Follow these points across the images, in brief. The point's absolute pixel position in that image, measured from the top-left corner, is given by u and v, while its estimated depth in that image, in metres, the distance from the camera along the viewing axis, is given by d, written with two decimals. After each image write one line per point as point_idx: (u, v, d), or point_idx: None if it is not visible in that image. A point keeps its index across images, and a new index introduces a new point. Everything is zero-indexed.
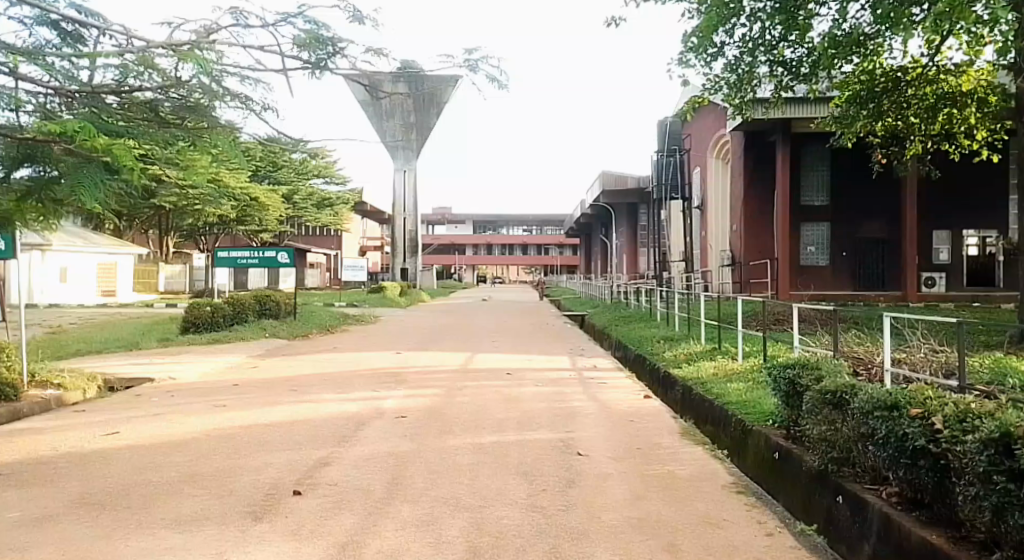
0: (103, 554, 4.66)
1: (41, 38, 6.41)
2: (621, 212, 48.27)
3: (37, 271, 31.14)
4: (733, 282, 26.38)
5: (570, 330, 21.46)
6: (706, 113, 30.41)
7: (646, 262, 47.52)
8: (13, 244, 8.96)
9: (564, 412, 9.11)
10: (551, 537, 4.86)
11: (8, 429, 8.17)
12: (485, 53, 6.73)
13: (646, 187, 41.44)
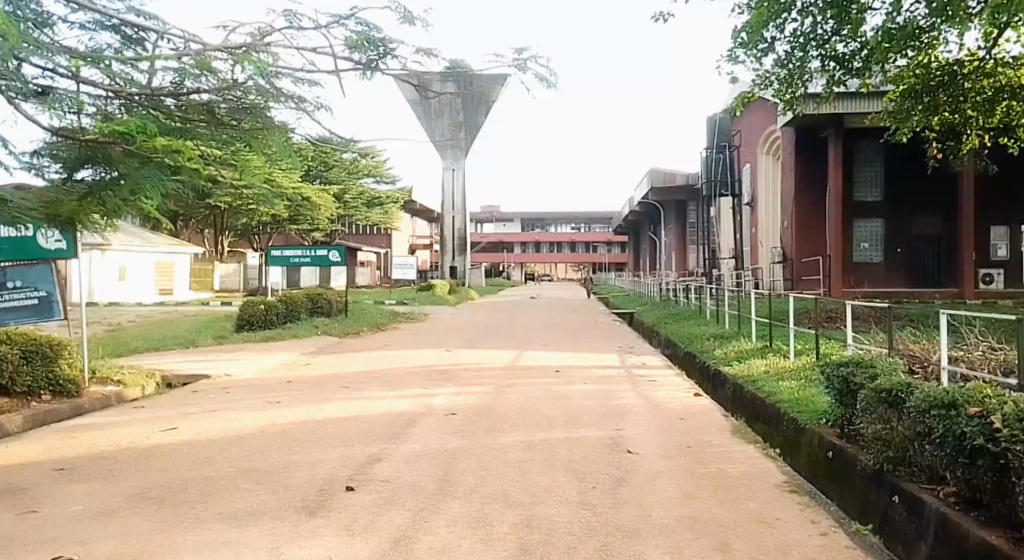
0: (164, 547, 4.81)
1: (103, 42, 6.57)
2: (670, 209, 47.94)
3: (97, 270, 32.10)
4: (784, 279, 25.94)
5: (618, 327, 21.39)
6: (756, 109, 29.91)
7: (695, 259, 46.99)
8: (74, 245, 9.25)
9: (614, 410, 9.10)
10: (601, 535, 4.86)
11: (73, 425, 8.46)
12: (534, 53, 6.72)
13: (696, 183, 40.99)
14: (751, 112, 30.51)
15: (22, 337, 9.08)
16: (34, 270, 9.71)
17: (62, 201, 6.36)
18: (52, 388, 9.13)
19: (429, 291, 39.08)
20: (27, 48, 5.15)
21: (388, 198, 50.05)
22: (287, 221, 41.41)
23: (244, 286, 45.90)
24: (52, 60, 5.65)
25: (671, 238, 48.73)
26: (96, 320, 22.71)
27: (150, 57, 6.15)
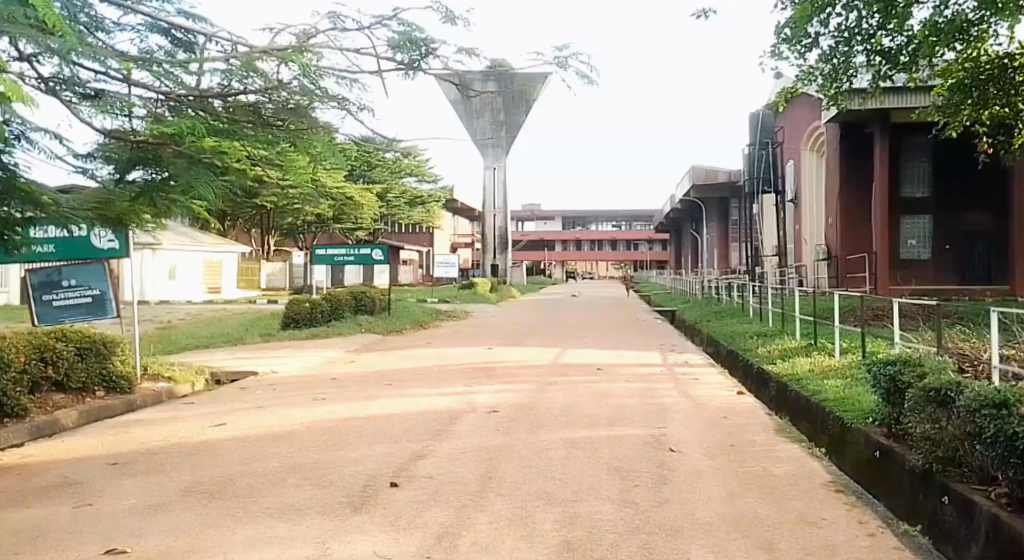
0: (214, 541, 4.94)
1: (154, 44, 6.68)
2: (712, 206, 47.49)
3: (149, 269, 32.86)
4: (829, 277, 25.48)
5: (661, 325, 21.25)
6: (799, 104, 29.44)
7: (739, 257, 46.50)
8: (127, 245, 9.49)
9: (656, 408, 9.09)
10: (643, 534, 4.86)
11: (126, 421, 8.70)
12: (575, 50, 6.74)
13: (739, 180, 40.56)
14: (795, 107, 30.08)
15: (77, 334, 9.31)
16: (88, 269, 9.97)
17: (115, 200, 6.50)
18: (105, 385, 9.43)
19: (470, 288, 39.26)
20: (85, 52, 5.28)
21: (430, 197, 50.42)
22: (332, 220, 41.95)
23: (290, 285, 46.58)
24: (106, 64, 5.77)
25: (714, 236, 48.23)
26: (148, 318, 23.28)
27: (200, 60, 6.26)
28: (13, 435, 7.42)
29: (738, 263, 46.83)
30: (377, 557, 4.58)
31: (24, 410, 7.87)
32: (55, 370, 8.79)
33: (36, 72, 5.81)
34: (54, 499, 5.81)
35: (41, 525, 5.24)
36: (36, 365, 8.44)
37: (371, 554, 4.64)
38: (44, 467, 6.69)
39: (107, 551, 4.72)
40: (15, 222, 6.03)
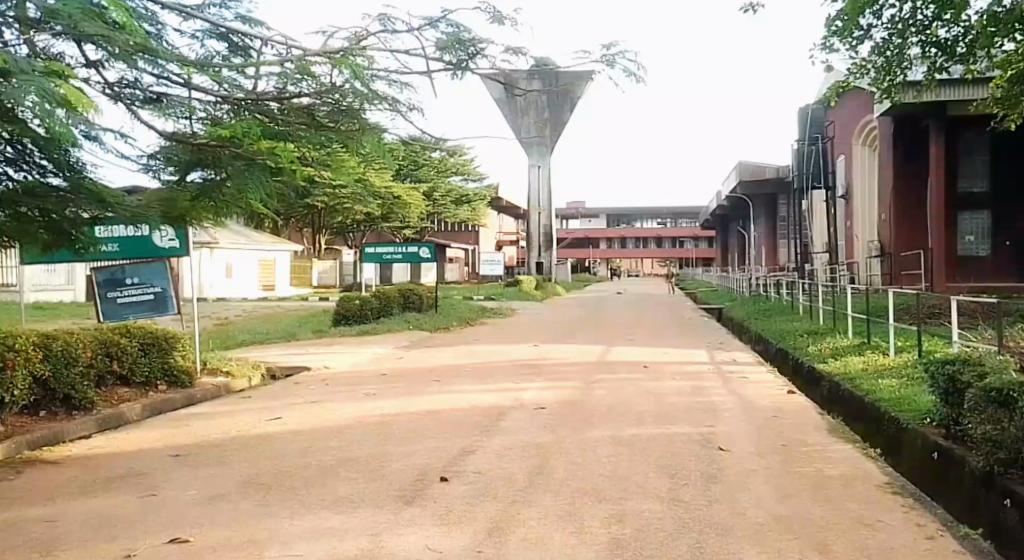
0: (272, 531, 5.09)
1: (212, 49, 6.84)
2: (760, 202, 46.90)
3: (206, 268, 33.68)
4: (882, 274, 24.99)
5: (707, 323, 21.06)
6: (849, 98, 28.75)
7: (788, 254, 45.82)
8: (187, 244, 9.76)
9: (706, 406, 9.07)
10: (693, 533, 4.88)
11: (186, 414, 8.96)
12: (622, 48, 6.73)
13: (788, 176, 40.01)
14: (844, 101, 29.43)
15: (140, 330, 9.64)
16: (149, 267, 10.26)
17: (176, 200, 6.71)
18: (167, 379, 9.72)
19: (515, 286, 39.38)
20: (151, 57, 5.44)
21: (476, 196, 50.68)
22: (381, 218, 42.42)
23: (340, 283, 47.21)
24: (168, 68, 5.94)
25: (762, 232, 47.58)
26: (205, 315, 23.83)
27: (256, 63, 6.40)
28: (81, 427, 7.71)
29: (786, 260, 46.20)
30: (430, 549, 4.68)
31: (91, 403, 8.17)
32: (119, 365, 9.09)
33: (104, 78, 6.01)
34: (119, 488, 6.03)
35: (107, 513, 5.44)
36: (101, 359, 8.74)
37: (424, 547, 4.74)
38: (110, 459, 6.94)
39: (171, 540, 4.89)
40: (84, 223, 6.23)
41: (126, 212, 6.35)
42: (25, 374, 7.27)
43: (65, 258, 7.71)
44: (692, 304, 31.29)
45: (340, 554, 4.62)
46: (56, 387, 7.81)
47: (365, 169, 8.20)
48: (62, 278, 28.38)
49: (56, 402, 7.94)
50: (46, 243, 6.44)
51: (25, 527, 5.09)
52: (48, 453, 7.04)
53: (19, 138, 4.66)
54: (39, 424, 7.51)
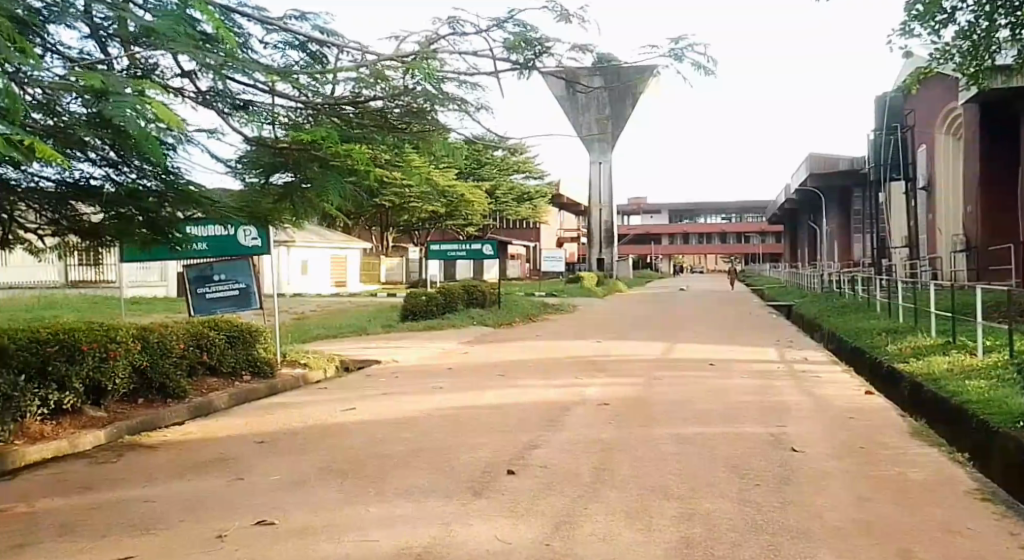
0: (348, 517, 5.24)
1: (292, 59, 7.02)
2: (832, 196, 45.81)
3: (285, 266, 34.60)
4: (969, 269, 24.30)
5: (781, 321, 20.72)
6: (930, 84, 27.96)
7: (862, 250, 44.77)
8: (266, 242, 9.98)
9: (775, 406, 8.99)
10: (766, 534, 4.86)
11: (267, 403, 9.25)
12: (691, 41, 6.62)
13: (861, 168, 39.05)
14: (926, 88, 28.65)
15: (226, 323, 9.99)
16: (235, 264, 10.62)
17: (259, 202, 6.98)
18: (252, 369, 10.05)
19: (577, 282, 39.28)
20: (239, 69, 5.62)
21: (537, 193, 50.74)
22: (447, 215, 42.82)
23: (406, 279, 47.82)
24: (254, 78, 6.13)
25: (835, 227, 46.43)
26: (281, 309, 24.52)
27: (333, 70, 6.52)
28: (175, 414, 8.10)
29: (860, 256, 45.13)
30: (499, 541, 4.76)
31: (183, 391, 8.56)
32: (209, 356, 9.45)
33: (196, 86, 6.25)
34: (205, 472, 6.28)
35: (192, 496, 5.67)
36: (191, 350, 9.10)
37: (493, 538, 4.82)
38: (196, 445, 7.23)
39: (258, 522, 5.08)
40: (176, 223, 6.52)
41: (214, 211, 6.62)
42: (125, 362, 7.78)
43: (162, 255, 7.98)
44: (758, 304, 28.48)
45: (411, 541, 4.73)
46: (152, 375, 8.25)
47: (432, 168, 8.34)
48: (155, 274, 29.31)
49: (152, 390, 8.36)
50: (142, 241, 6.77)
51: (116, 509, 5.35)
52: (145, 438, 7.41)
53: (122, 147, 4.91)
54: (137, 410, 7.94)
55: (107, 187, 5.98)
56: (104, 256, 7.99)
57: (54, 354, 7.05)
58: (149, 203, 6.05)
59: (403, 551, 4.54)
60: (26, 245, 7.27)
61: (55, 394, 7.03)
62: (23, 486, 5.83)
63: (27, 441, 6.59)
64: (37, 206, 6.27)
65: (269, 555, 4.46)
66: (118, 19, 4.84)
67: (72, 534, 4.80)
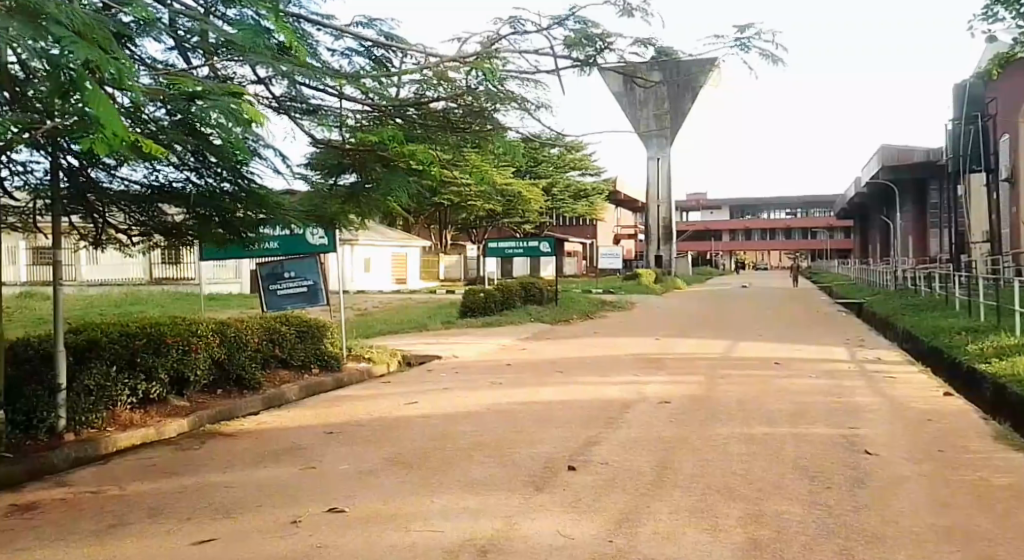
0: (413, 507, 5.22)
1: (357, 65, 7.05)
2: (907, 191, 44.38)
3: (349, 263, 35.08)
4: None
5: (851, 319, 20.18)
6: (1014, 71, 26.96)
7: (938, 245, 43.32)
8: (332, 241, 10.08)
9: (845, 407, 8.72)
10: (839, 538, 4.69)
11: (334, 395, 9.37)
12: (758, 29, 6.43)
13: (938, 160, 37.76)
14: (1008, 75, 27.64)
15: (296, 318, 10.16)
16: (303, 263, 10.77)
17: (327, 204, 7.04)
18: (320, 363, 10.19)
19: (635, 279, 38.92)
20: (309, 75, 5.68)
21: (594, 190, 50.54)
22: (505, 213, 42.88)
23: (465, 276, 48.02)
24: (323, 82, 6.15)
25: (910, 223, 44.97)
26: (347, 305, 24.84)
27: (398, 72, 6.54)
28: (250, 404, 8.27)
29: (936, 252, 43.79)
30: (561, 536, 4.68)
31: (257, 382, 8.75)
32: (280, 349, 9.62)
33: (270, 92, 6.38)
34: (278, 461, 6.37)
35: (258, 482, 5.73)
36: (265, 344, 9.31)
37: (555, 532, 4.75)
38: (264, 434, 7.34)
39: (329, 509, 5.09)
40: (251, 224, 6.68)
41: (284, 213, 6.70)
42: (206, 355, 8.08)
43: (237, 254, 8.16)
44: (816, 304, 26.06)
45: (473, 533, 4.69)
46: (230, 367, 8.46)
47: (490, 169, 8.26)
48: (229, 272, 29.92)
49: (229, 381, 8.57)
50: (220, 240, 6.93)
51: (187, 493, 5.44)
52: (224, 427, 7.58)
53: (201, 148, 5.04)
54: (216, 400, 8.16)
55: (189, 189, 6.18)
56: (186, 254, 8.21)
57: (142, 346, 7.30)
58: (226, 203, 6.24)
59: (467, 543, 4.49)
60: (118, 245, 7.46)
61: (143, 384, 7.28)
62: (110, 470, 6.00)
63: (117, 428, 6.81)
64: (126, 209, 6.48)
65: (336, 541, 4.47)
66: (200, 31, 5.05)
67: (150, 517, 4.90)
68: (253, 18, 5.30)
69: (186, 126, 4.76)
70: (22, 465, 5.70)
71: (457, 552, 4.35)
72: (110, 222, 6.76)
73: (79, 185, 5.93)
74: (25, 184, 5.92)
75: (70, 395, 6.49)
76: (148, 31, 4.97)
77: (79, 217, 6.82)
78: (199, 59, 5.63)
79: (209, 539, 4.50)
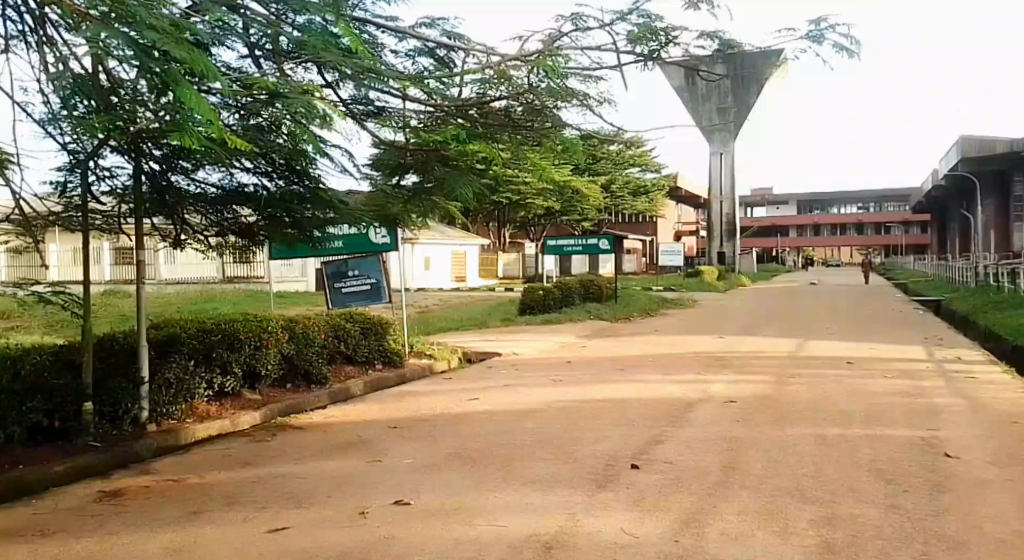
0: (476, 502, 5.19)
1: (421, 66, 7.07)
2: (987, 182, 42.66)
3: (410, 262, 35.38)
4: None
5: (929, 317, 19.42)
6: None
7: None
8: (396, 239, 10.16)
9: (921, 408, 8.40)
10: (918, 543, 4.50)
11: (398, 391, 9.44)
12: (833, 22, 6.21)
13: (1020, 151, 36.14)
14: None
15: (360, 315, 10.26)
16: (367, 260, 10.87)
17: (389, 204, 7.08)
18: (383, 359, 10.26)
19: (698, 277, 38.35)
20: (376, 76, 5.73)
21: (654, 187, 50.07)
22: (565, 210, 42.75)
23: (524, 274, 48.01)
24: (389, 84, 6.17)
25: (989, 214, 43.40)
26: (409, 303, 25.09)
27: (460, 72, 6.51)
28: (317, 399, 8.39)
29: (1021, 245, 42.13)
30: (627, 534, 4.59)
31: (324, 377, 8.87)
32: (345, 346, 9.75)
33: (337, 95, 6.44)
34: (345, 454, 6.42)
35: (327, 474, 5.79)
36: (330, 340, 9.44)
37: (620, 531, 4.67)
38: (333, 428, 7.42)
39: (396, 501, 5.10)
40: (318, 224, 6.76)
41: (350, 214, 6.77)
42: (276, 350, 8.22)
43: (304, 252, 8.28)
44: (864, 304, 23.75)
45: (537, 530, 4.63)
46: (299, 362, 8.59)
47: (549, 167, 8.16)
48: (296, 270, 30.50)
49: (297, 376, 8.70)
50: (289, 241, 7.04)
51: (259, 482, 5.52)
52: (293, 420, 7.69)
53: (273, 148, 5.14)
54: (286, 394, 8.29)
55: (261, 192, 6.30)
56: (255, 253, 8.35)
57: (217, 341, 7.46)
58: (296, 204, 6.37)
59: (531, 539, 4.44)
60: (195, 245, 7.61)
61: (218, 378, 7.45)
62: (187, 460, 6.14)
63: (195, 420, 6.98)
64: (202, 211, 6.61)
65: (402, 533, 4.46)
66: (273, 37, 5.17)
67: (225, 505, 4.98)
68: (321, 23, 5.38)
69: (261, 130, 5.00)
70: (109, 452, 5.87)
71: (522, 547, 4.30)
72: (188, 224, 6.90)
73: (159, 188, 6.11)
74: (111, 188, 6.11)
75: (152, 388, 6.65)
76: (223, 37, 5.07)
77: (160, 220, 6.98)
78: (271, 65, 5.74)
79: (281, 527, 4.55)
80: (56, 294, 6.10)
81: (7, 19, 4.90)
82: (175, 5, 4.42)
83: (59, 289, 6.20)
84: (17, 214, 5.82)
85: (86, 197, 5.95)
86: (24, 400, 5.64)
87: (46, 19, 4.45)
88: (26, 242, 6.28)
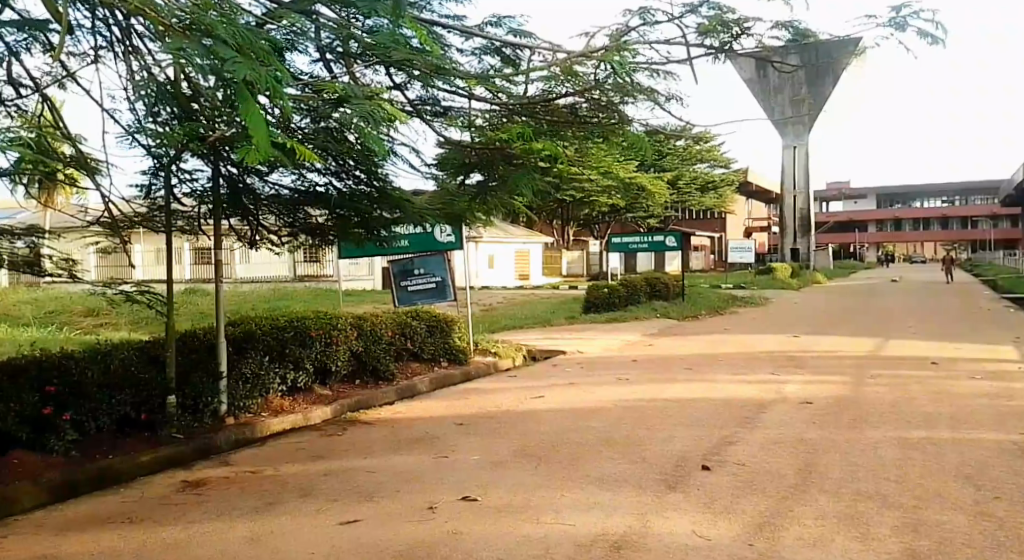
0: (544, 500, 5.12)
1: (488, 65, 7.04)
2: None
3: (475, 259, 35.52)
4: None
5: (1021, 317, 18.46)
6: None
7: None
8: (461, 237, 10.19)
9: (1011, 411, 8.00)
10: (1010, 552, 4.26)
11: (464, 388, 9.44)
12: (915, 8, 5.91)
13: None
14: None
15: (426, 312, 10.30)
16: (433, 259, 10.92)
17: (455, 202, 7.08)
18: (449, 356, 10.28)
19: (769, 274, 37.48)
20: (443, 75, 5.69)
21: (723, 182, 49.07)
22: (630, 207, 42.33)
23: (589, 272, 47.69)
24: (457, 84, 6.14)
25: None
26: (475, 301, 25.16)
27: (526, 69, 6.42)
28: (386, 395, 8.46)
29: None
30: (698, 536, 4.47)
31: (390, 373, 8.93)
32: (411, 343, 9.82)
33: (405, 96, 6.46)
34: (413, 450, 6.44)
35: (395, 469, 5.81)
36: (398, 337, 9.53)
37: (691, 532, 4.55)
38: (401, 424, 7.45)
39: (462, 498, 5.08)
40: (385, 223, 6.80)
41: (417, 213, 6.79)
42: (345, 347, 8.33)
43: (373, 250, 8.37)
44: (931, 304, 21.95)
45: (606, 529, 4.55)
46: (367, 359, 8.69)
47: (614, 163, 8.04)
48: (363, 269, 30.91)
49: (366, 372, 8.79)
50: (358, 240, 7.11)
51: (331, 476, 5.57)
52: (363, 416, 7.76)
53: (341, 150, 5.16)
54: (356, 390, 8.38)
55: (331, 191, 6.36)
56: (326, 253, 8.48)
57: (291, 338, 7.59)
58: (365, 204, 6.40)
59: (600, 539, 4.36)
60: (269, 245, 7.74)
61: (291, 373, 7.58)
62: (260, 452, 6.25)
63: (270, 414, 7.11)
64: (276, 212, 6.71)
65: (470, 529, 4.44)
66: (341, 38, 5.18)
67: (300, 497, 5.04)
68: (389, 25, 5.39)
69: (329, 131, 5.04)
70: (190, 444, 6.02)
71: (591, 547, 4.22)
72: (262, 225, 7.03)
73: (237, 191, 6.21)
74: (191, 190, 6.25)
75: (230, 382, 6.82)
76: (294, 40, 5.12)
77: (236, 221, 7.14)
78: (341, 68, 5.77)
79: (354, 520, 4.58)
80: (141, 293, 6.27)
81: (97, 32, 5.08)
82: (250, 12, 4.48)
83: (144, 288, 6.39)
84: (106, 216, 6.00)
85: (167, 199, 6.11)
86: (112, 393, 5.83)
87: (132, 30, 4.58)
88: (114, 242, 6.52)
